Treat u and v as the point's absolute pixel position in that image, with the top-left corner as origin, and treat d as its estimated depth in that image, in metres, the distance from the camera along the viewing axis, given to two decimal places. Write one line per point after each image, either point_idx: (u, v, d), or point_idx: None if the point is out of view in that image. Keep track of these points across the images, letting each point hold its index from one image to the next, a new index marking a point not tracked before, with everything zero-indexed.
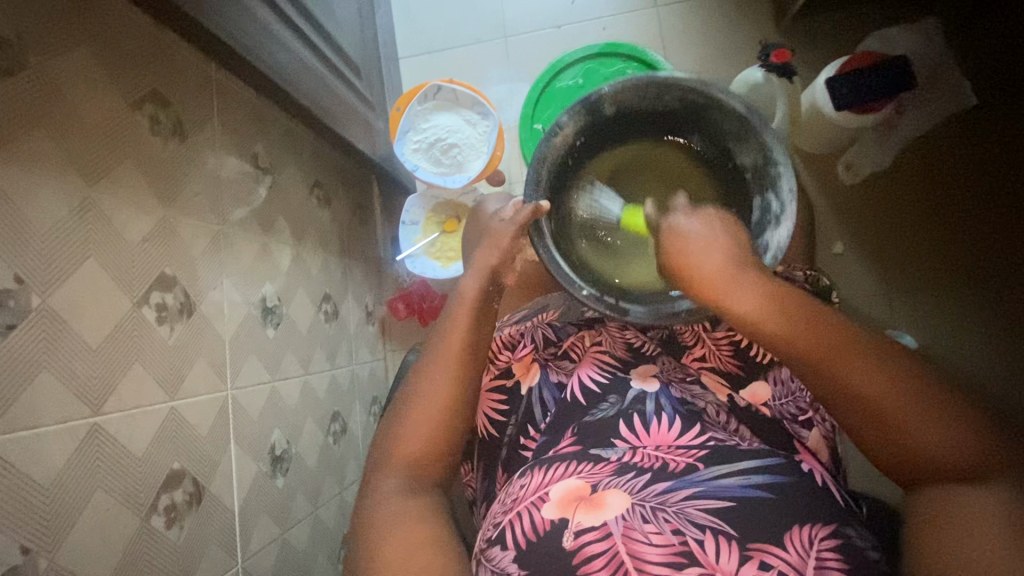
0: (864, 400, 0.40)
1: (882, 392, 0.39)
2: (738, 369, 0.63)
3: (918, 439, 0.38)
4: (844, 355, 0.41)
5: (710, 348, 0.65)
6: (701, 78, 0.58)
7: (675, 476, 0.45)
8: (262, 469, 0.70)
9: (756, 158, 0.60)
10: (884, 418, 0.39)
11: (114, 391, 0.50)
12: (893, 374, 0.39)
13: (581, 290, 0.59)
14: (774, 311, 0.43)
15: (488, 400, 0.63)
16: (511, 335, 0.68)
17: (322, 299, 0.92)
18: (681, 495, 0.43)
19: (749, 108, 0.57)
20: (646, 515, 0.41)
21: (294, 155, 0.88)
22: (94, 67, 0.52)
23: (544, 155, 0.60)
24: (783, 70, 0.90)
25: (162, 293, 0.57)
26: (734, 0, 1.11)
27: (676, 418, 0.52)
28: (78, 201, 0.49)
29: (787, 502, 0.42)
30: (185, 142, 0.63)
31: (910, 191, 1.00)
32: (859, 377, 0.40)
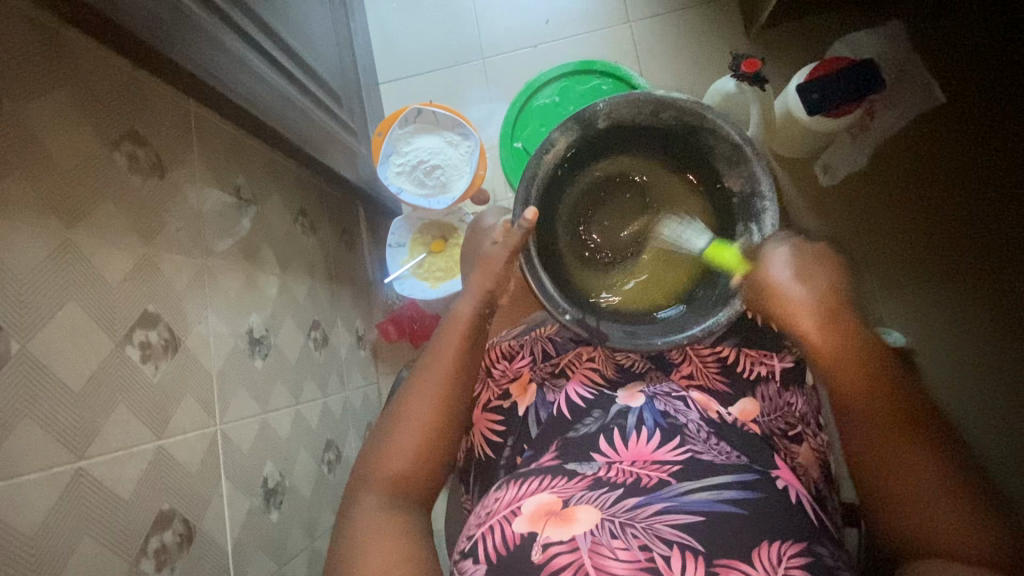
0: (903, 477, 0.44)
1: (916, 463, 0.44)
2: (725, 385, 0.63)
3: (930, 518, 0.42)
4: (901, 432, 0.45)
5: (698, 366, 0.65)
6: (698, 104, 0.60)
7: (647, 491, 0.45)
8: (256, 504, 0.69)
9: (743, 186, 0.61)
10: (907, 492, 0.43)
11: (99, 434, 0.49)
12: (934, 466, 0.43)
13: (565, 316, 0.60)
14: (851, 364, 0.48)
15: (485, 421, 0.64)
16: (510, 346, 0.70)
17: (310, 326, 0.91)
18: (650, 510, 0.43)
19: (743, 138, 0.59)
20: (614, 529, 0.42)
21: (277, 185, 0.88)
22: (70, 111, 0.52)
23: (533, 174, 0.61)
24: (756, 79, 0.90)
25: (146, 330, 0.57)
26: (704, 13, 1.14)
27: (656, 432, 0.53)
28: (57, 243, 0.49)
29: (759, 518, 0.42)
30: (165, 178, 0.64)
31: (893, 197, 1.01)
32: (909, 450, 0.45)
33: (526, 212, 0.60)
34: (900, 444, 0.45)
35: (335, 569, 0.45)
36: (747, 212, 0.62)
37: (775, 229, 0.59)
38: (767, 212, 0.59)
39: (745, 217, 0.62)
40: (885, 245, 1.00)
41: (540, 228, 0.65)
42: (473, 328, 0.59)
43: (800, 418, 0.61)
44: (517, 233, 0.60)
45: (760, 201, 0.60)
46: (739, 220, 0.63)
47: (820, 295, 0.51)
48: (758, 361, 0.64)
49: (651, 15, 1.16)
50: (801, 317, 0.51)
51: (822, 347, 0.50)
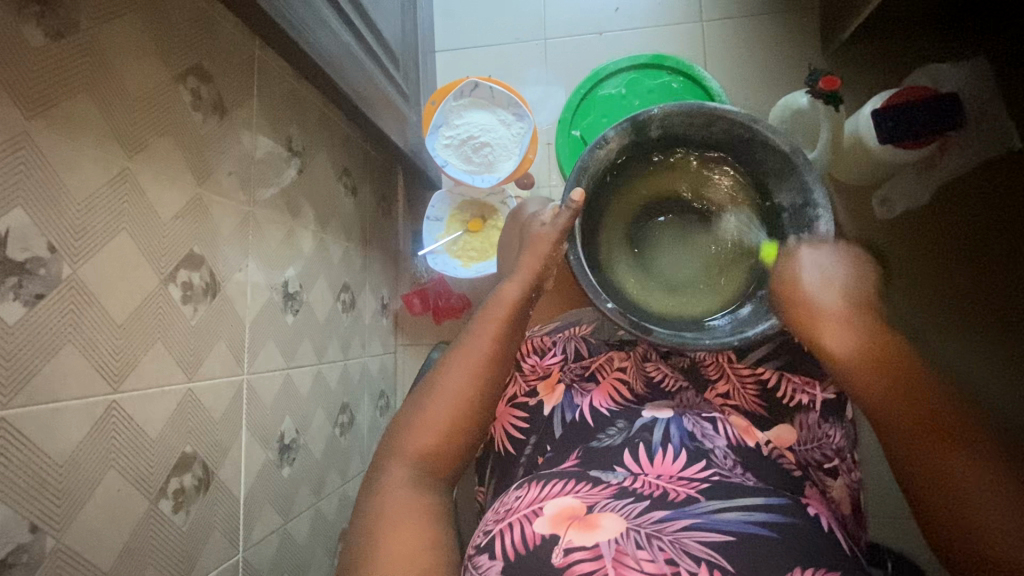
0: (949, 487, 0.40)
1: (962, 463, 0.40)
2: (761, 409, 0.62)
3: (992, 525, 0.38)
4: (933, 431, 0.41)
5: (735, 386, 0.63)
6: (752, 113, 0.57)
7: (674, 506, 0.43)
8: (270, 458, 0.69)
9: (796, 198, 0.58)
10: (972, 511, 0.38)
11: (134, 369, 0.49)
12: (991, 467, 0.39)
13: (606, 305, 0.56)
14: (868, 365, 0.45)
15: (508, 415, 0.63)
16: (542, 342, 0.68)
17: (340, 288, 0.91)
18: (677, 524, 0.41)
19: (795, 148, 0.56)
20: (639, 540, 0.40)
21: (327, 141, 0.86)
22: (142, 37, 0.51)
23: (585, 165, 0.58)
24: (832, 99, 0.88)
25: (189, 271, 0.56)
26: (779, 23, 1.09)
27: (682, 452, 0.51)
28: (116, 170, 0.47)
29: (792, 545, 0.40)
30: (223, 119, 0.62)
31: (953, 232, 0.97)
32: (939, 449, 0.41)
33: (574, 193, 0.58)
34: (928, 443, 0.41)
35: (358, 540, 0.44)
36: (800, 226, 0.58)
37: (829, 238, 0.55)
38: (820, 221, 0.56)
39: (797, 230, 0.59)
40: (936, 281, 0.97)
41: (584, 223, 0.63)
42: (511, 314, 0.58)
43: (839, 451, 0.59)
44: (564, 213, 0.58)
45: (812, 211, 0.56)
46: (790, 233, 0.59)
47: (849, 298, 0.49)
48: (801, 389, 0.61)
49: (724, 17, 1.12)
50: (830, 324, 0.48)
51: (844, 353, 0.47)
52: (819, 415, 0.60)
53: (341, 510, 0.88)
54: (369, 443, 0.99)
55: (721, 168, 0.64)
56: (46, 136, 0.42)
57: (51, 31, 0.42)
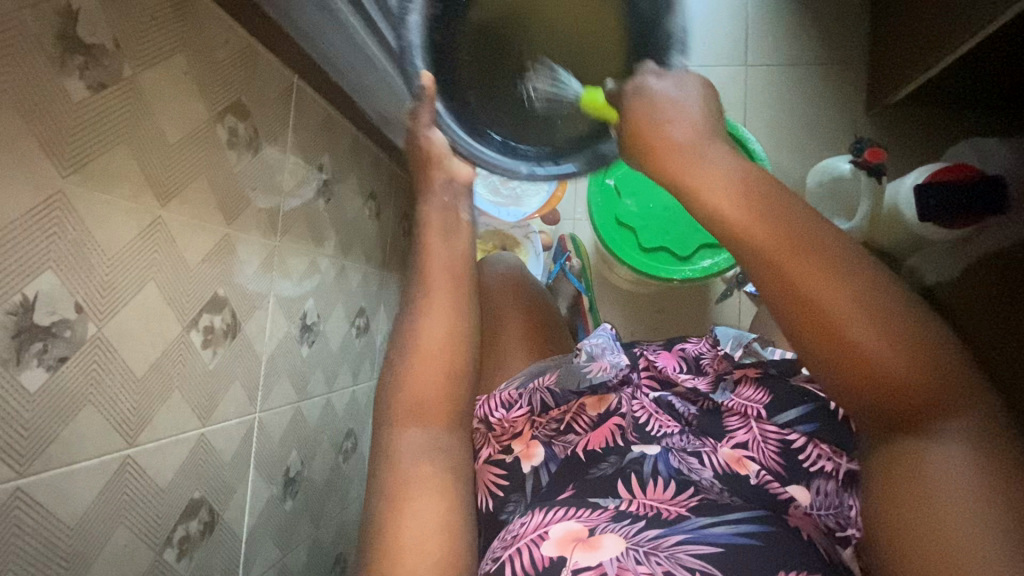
0: (846, 331, 0.34)
1: (834, 287, 0.35)
2: (779, 468, 0.56)
3: (875, 359, 0.33)
4: (796, 251, 0.36)
5: (755, 438, 0.59)
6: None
7: (667, 524, 0.46)
8: (274, 493, 0.68)
9: (666, 19, 0.56)
10: (877, 357, 0.34)
11: (150, 422, 0.48)
12: (862, 293, 0.34)
13: (519, 170, 0.68)
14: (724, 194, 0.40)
15: (488, 473, 0.61)
16: (509, 395, 0.67)
17: (356, 313, 0.90)
18: (671, 540, 0.44)
19: None
20: (638, 557, 0.42)
21: (356, 166, 0.85)
22: (185, 78, 0.49)
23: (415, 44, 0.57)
24: (875, 170, 0.84)
25: (211, 315, 0.55)
26: (827, 77, 1.07)
27: (672, 480, 0.53)
28: (149, 220, 0.46)
29: (776, 552, 0.43)
30: (257, 155, 0.61)
31: None
32: (818, 278, 0.35)
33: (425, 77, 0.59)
34: (796, 274, 0.36)
35: None
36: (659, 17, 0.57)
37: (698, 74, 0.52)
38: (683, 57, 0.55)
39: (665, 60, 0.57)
40: None
41: (462, 109, 0.65)
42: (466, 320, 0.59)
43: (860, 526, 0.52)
44: (427, 104, 0.62)
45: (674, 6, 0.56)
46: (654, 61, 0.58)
47: (695, 133, 0.45)
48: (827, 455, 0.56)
49: (770, 64, 1.09)
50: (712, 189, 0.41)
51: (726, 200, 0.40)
52: (841, 484, 0.54)
53: (337, 537, 0.87)
54: (370, 467, 0.98)
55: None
56: (84, 196, 0.40)
57: (95, 82, 0.41)
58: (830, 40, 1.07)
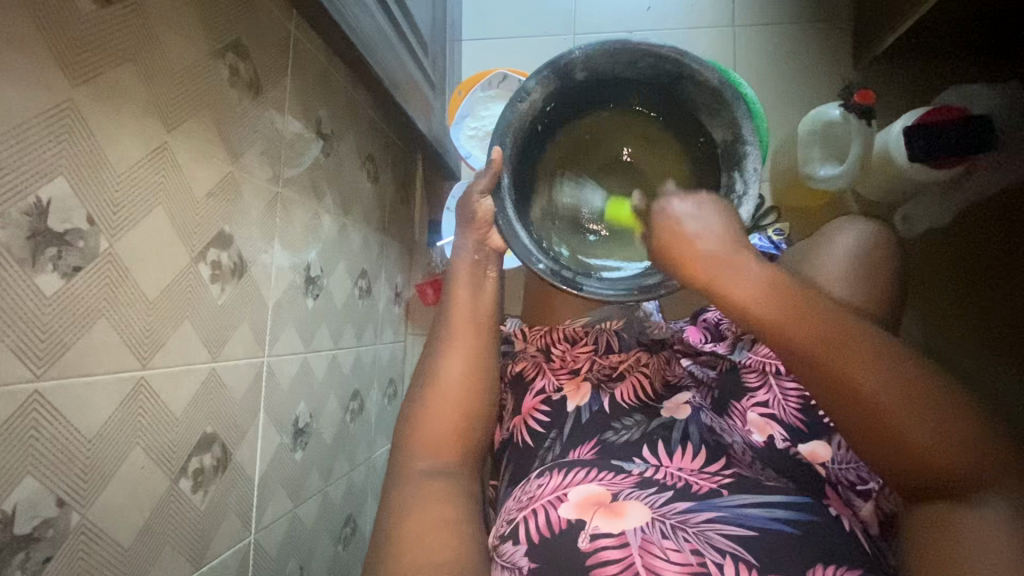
0: (860, 391, 0.40)
1: (907, 385, 0.39)
2: (800, 423, 0.58)
3: (917, 441, 0.39)
4: (847, 354, 0.40)
5: (775, 396, 0.60)
6: (678, 50, 0.57)
7: (697, 498, 0.47)
8: (285, 441, 0.69)
9: (726, 134, 0.59)
10: (878, 407, 0.39)
11: (162, 347, 0.48)
12: (902, 373, 0.40)
13: (538, 265, 0.57)
14: (776, 303, 0.42)
15: (532, 409, 0.63)
16: (576, 331, 0.69)
17: (359, 274, 0.90)
18: (701, 517, 0.45)
19: (723, 82, 0.57)
20: (665, 531, 0.45)
21: (354, 125, 0.86)
22: (187, 10, 0.50)
23: (508, 122, 0.59)
24: (866, 112, 0.86)
25: (218, 251, 0.55)
26: (813, 32, 1.08)
27: (702, 449, 0.54)
28: (156, 144, 0.47)
29: (818, 542, 0.44)
30: (258, 97, 0.61)
31: (985, 249, 0.95)
32: (890, 381, 0.39)
33: (493, 151, 0.59)
34: (860, 372, 0.40)
35: None
36: (731, 163, 0.59)
37: (760, 173, 0.56)
38: (750, 156, 0.57)
39: (728, 167, 0.59)
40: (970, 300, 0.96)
41: (515, 178, 0.62)
42: (472, 286, 0.63)
43: (876, 474, 0.56)
44: (487, 173, 0.60)
45: (742, 147, 0.58)
46: (722, 171, 0.60)
47: (725, 241, 0.44)
48: None
49: (757, 23, 1.11)
50: (720, 268, 0.43)
51: (735, 286, 0.43)
52: None
53: (346, 496, 0.88)
54: (375, 430, 0.99)
55: (645, 109, 0.66)
56: (91, 106, 0.41)
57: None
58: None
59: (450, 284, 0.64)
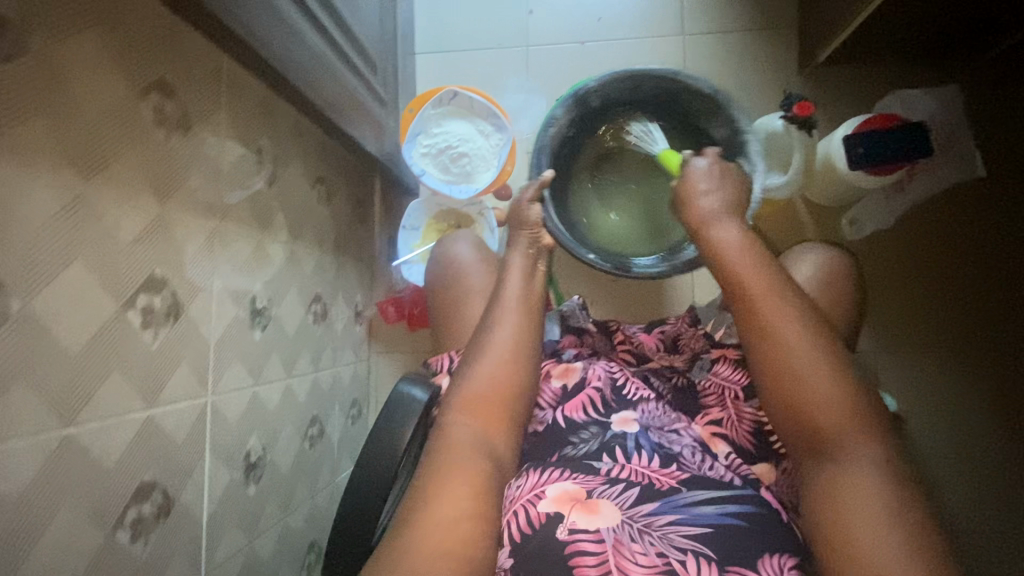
0: (810, 397, 0.52)
1: (832, 397, 0.51)
2: (748, 444, 0.65)
3: (838, 444, 0.50)
4: (810, 362, 0.52)
5: (732, 417, 0.67)
6: (671, 69, 0.74)
7: (659, 498, 0.52)
8: (236, 477, 0.68)
9: (727, 129, 0.75)
10: (815, 413, 0.52)
11: (90, 401, 0.48)
12: (844, 395, 0.51)
13: (587, 255, 0.75)
14: (788, 317, 0.55)
15: None
16: None
17: (312, 299, 0.90)
18: (664, 519, 0.50)
19: (712, 89, 0.73)
20: (632, 534, 0.48)
21: (300, 151, 0.85)
22: (104, 55, 0.49)
23: (542, 144, 0.76)
24: (805, 123, 0.87)
25: (150, 295, 0.55)
26: (760, 39, 1.10)
27: (655, 457, 0.58)
28: (70, 197, 0.46)
29: (758, 532, 0.49)
30: (189, 134, 0.60)
31: (921, 250, 1.00)
32: (830, 395, 0.51)
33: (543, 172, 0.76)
34: (806, 374, 0.52)
35: None
36: (737, 149, 0.73)
37: (760, 154, 0.70)
38: (749, 142, 0.72)
39: (733, 154, 0.75)
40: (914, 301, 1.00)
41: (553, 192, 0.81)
42: (523, 276, 0.66)
43: None
44: (534, 185, 0.72)
45: (742, 136, 0.73)
46: (725, 160, 0.77)
47: (755, 260, 0.58)
48: None
49: (704, 31, 1.12)
50: (761, 302, 0.56)
51: (772, 327, 0.55)
52: None
53: (310, 522, 0.88)
54: (336, 453, 0.99)
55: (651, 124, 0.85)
56: None
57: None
58: (762, 5, 1.10)
59: (505, 270, 0.67)
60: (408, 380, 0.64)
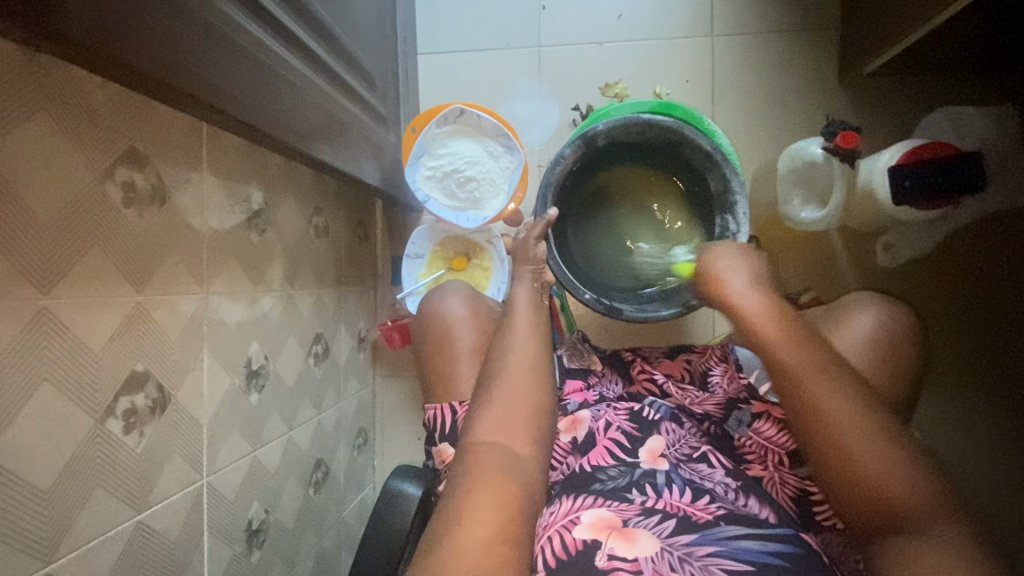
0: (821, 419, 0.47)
1: (848, 418, 0.46)
2: (790, 509, 0.57)
3: (865, 471, 0.45)
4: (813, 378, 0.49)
5: (774, 477, 0.58)
6: (677, 121, 0.68)
7: (698, 529, 0.45)
8: (237, 550, 0.66)
9: (719, 185, 0.69)
10: (836, 445, 0.46)
11: (69, 531, 0.44)
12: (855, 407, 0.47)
13: (583, 295, 0.69)
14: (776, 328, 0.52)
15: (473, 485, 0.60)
16: None
17: (313, 340, 0.85)
18: (704, 549, 0.43)
19: (715, 146, 0.67)
20: (673, 563, 0.42)
21: (294, 186, 0.78)
22: (55, 141, 0.42)
23: (548, 181, 0.70)
24: (848, 156, 0.80)
25: (132, 395, 0.50)
26: (798, 42, 0.99)
27: (686, 490, 0.52)
28: (29, 316, 0.41)
29: (804, 572, 0.42)
30: (166, 204, 0.54)
31: (980, 278, 0.92)
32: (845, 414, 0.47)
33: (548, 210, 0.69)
34: (818, 391, 0.48)
35: None
36: (723, 208, 0.69)
37: (747, 216, 0.67)
38: (738, 203, 0.67)
39: (721, 211, 0.70)
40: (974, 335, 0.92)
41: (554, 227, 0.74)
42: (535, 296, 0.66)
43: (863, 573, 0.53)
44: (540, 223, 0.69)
45: (731, 197, 0.68)
46: (716, 214, 0.71)
47: (762, 297, 0.55)
48: None
49: (736, 32, 1.01)
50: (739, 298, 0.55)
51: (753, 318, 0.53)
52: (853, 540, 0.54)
53: (317, 567, 0.86)
54: (343, 489, 0.96)
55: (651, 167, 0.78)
56: None
57: None
58: (802, 3, 0.99)
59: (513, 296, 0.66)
60: (401, 475, 0.67)
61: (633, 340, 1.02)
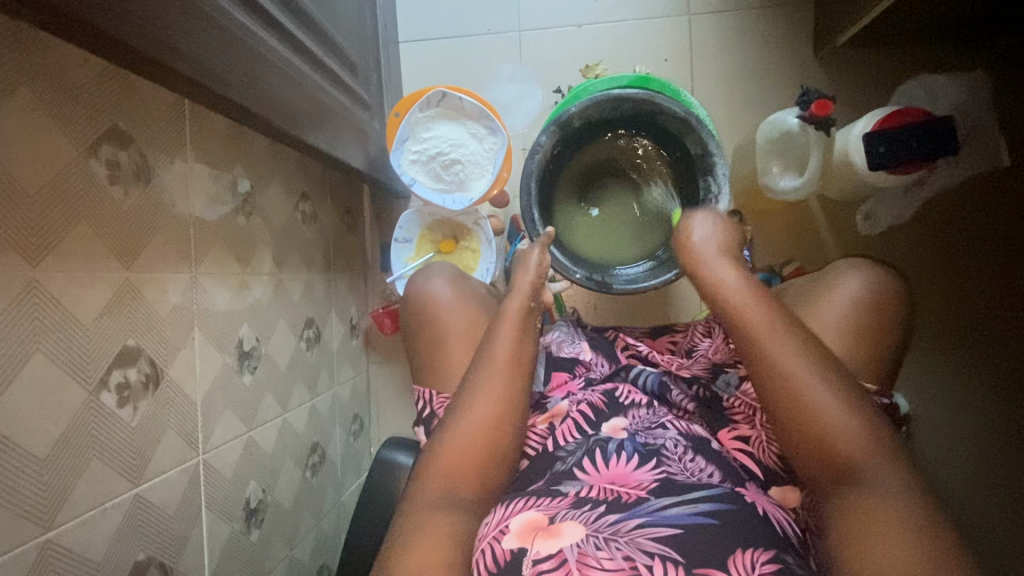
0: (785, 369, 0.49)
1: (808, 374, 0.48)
2: (777, 466, 0.57)
3: (826, 422, 0.46)
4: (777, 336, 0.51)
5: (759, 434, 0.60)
6: (648, 92, 0.69)
7: (626, 508, 0.46)
8: (236, 527, 0.67)
9: (700, 148, 0.70)
10: (797, 400, 0.48)
11: (68, 499, 0.45)
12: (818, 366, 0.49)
13: (574, 275, 0.70)
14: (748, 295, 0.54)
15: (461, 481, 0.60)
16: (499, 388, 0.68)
17: (304, 325, 0.86)
18: (630, 524, 0.44)
19: (687, 111, 0.68)
20: (597, 543, 0.42)
21: (279, 171, 0.79)
22: (38, 116, 0.43)
23: (530, 170, 0.70)
24: (822, 124, 0.81)
25: (124, 370, 0.51)
26: (773, 18, 1.01)
27: (635, 454, 0.53)
28: (18, 287, 0.42)
29: (735, 528, 0.43)
30: (151, 183, 0.54)
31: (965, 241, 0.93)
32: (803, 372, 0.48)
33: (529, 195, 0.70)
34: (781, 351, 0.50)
35: None
36: (705, 170, 0.70)
37: (727, 177, 0.68)
38: (718, 164, 0.68)
39: (703, 173, 0.71)
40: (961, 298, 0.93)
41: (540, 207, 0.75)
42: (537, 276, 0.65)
43: None
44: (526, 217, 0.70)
45: (711, 159, 0.69)
46: (700, 176, 0.72)
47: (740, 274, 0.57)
48: None
49: (712, 10, 1.03)
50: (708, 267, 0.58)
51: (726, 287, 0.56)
52: None
53: (316, 549, 0.87)
54: (340, 473, 0.97)
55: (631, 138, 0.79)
56: None
57: None
58: None
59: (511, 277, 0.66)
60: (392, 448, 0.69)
61: (620, 317, 1.04)
